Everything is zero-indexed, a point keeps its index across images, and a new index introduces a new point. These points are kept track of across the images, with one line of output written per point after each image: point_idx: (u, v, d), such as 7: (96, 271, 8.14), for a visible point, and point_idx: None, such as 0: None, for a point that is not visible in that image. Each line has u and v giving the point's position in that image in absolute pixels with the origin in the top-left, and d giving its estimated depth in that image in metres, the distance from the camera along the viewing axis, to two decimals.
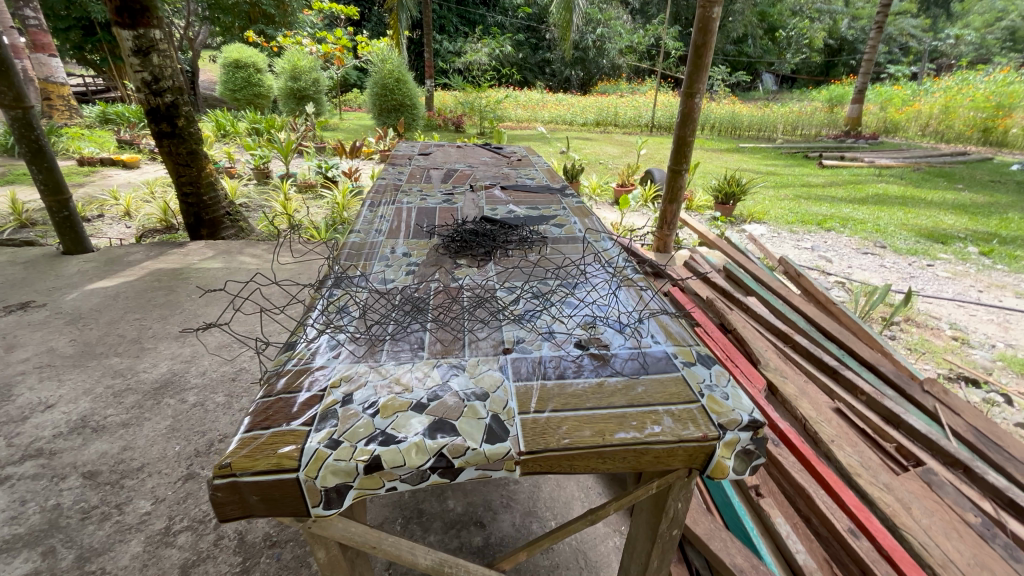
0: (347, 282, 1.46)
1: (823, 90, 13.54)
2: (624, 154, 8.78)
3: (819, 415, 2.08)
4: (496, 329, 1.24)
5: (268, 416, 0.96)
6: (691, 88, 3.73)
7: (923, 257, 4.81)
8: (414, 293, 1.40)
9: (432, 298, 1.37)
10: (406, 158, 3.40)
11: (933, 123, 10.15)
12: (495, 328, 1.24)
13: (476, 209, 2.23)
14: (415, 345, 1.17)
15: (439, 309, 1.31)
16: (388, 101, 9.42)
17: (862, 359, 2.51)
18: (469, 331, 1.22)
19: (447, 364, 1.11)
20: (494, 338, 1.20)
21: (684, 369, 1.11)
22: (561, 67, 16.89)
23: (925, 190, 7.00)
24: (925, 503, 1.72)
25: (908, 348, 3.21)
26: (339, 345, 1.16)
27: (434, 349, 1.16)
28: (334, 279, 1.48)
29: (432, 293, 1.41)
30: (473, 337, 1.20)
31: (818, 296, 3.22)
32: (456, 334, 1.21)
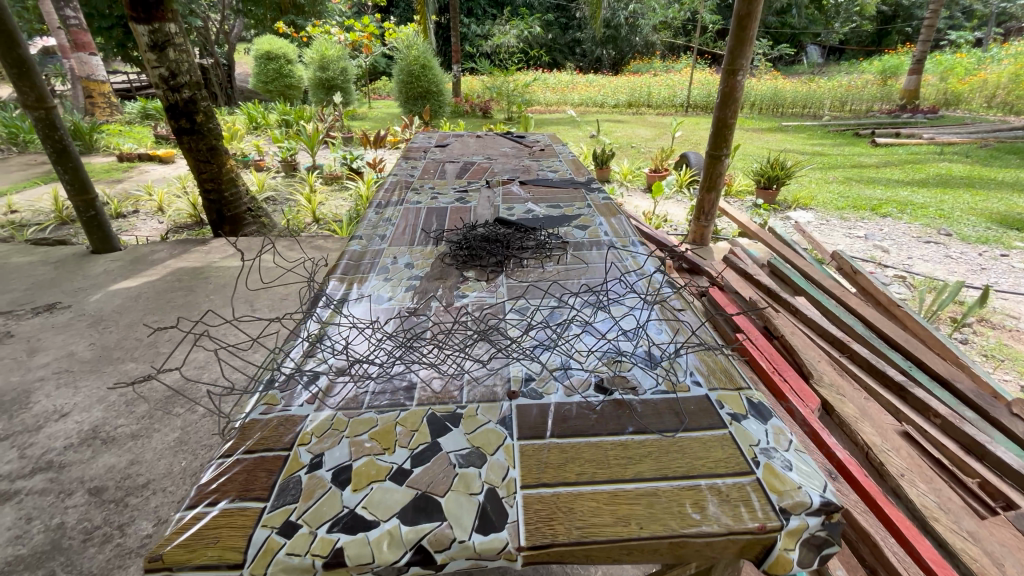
0: (339, 303, 1.30)
1: (876, 62, 12.54)
2: (658, 136, 8.34)
3: (883, 443, 1.81)
4: (502, 364, 1.05)
5: (217, 483, 0.79)
6: (733, 65, 3.37)
7: (995, 246, 4.30)
8: (412, 317, 1.23)
9: (433, 324, 1.20)
10: (422, 151, 3.22)
11: (1001, 93, 9.20)
12: (501, 363, 1.05)
13: (491, 209, 2.03)
14: (406, 386, 0.99)
15: (439, 337, 1.13)
16: (415, 88, 9.22)
17: (934, 374, 2.19)
18: (468, 369, 1.03)
19: (439, 414, 0.92)
20: (499, 377, 1.01)
21: (732, 425, 0.89)
22: (592, 46, 16.22)
23: (994, 169, 6.33)
24: (1019, 558, 1.45)
25: (984, 355, 2.82)
26: (318, 385, 1.00)
27: (428, 392, 0.98)
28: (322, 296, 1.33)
29: (433, 317, 1.23)
30: (476, 370, 1.03)
31: (878, 297, 2.86)
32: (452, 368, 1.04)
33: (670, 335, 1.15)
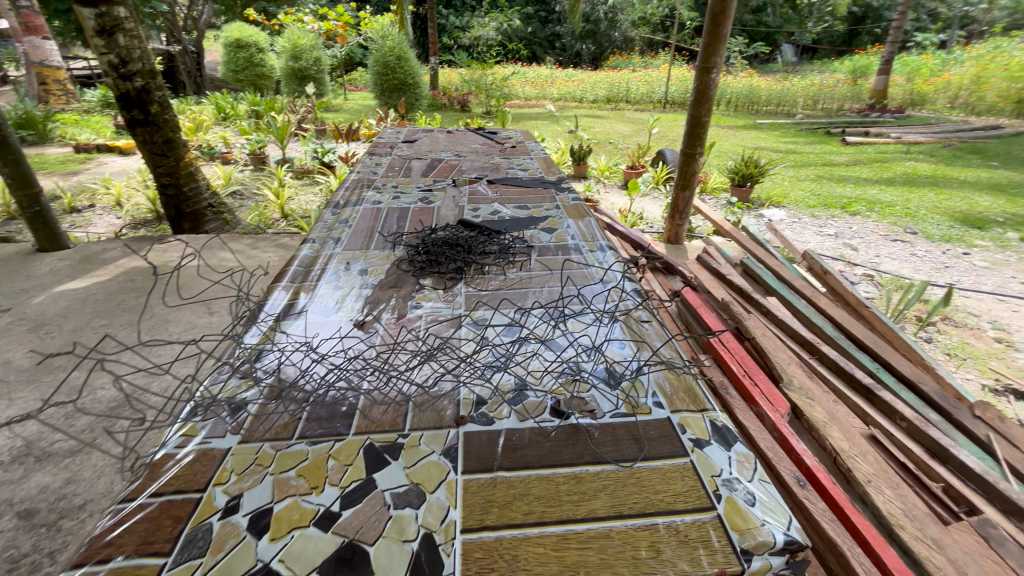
0: (283, 317, 1.20)
1: (847, 62, 12.78)
2: (636, 132, 8.31)
3: (851, 448, 1.80)
4: (453, 385, 0.97)
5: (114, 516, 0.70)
6: (707, 62, 3.34)
7: (957, 245, 4.40)
8: (360, 334, 1.14)
9: (382, 341, 1.11)
10: (388, 147, 3.09)
11: (962, 94, 9.48)
12: (452, 384, 0.97)
13: (455, 210, 1.95)
14: (345, 413, 0.91)
15: (387, 356, 1.05)
16: (391, 80, 8.92)
17: (900, 375, 2.20)
18: (416, 391, 0.95)
19: (378, 445, 0.84)
20: (449, 400, 0.94)
21: (693, 452, 0.83)
22: (571, 40, 16.02)
23: (957, 168, 6.49)
24: (983, 566, 1.44)
25: (947, 353, 2.84)
26: (247, 413, 0.91)
27: (370, 420, 0.89)
28: (262, 310, 1.23)
29: (384, 332, 1.14)
30: (422, 394, 0.95)
31: (846, 296, 2.87)
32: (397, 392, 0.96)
33: (634, 349, 1.09)
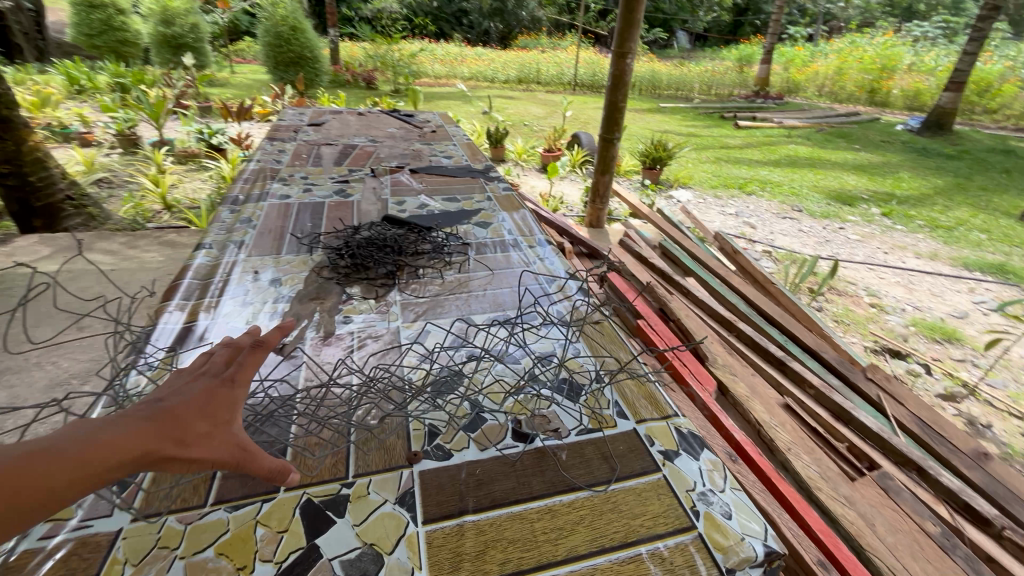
0: (175, 352, 1.03)
1: (734, 50, 13.81)
2: (549, 114, 8.33)
3: (771, 419, 1.94)
4: (400, 414, 0.87)
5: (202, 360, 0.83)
6: (622, 48, 3.38)
7: (834, 220, 4.95)
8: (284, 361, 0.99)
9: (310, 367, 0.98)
10: (291, 131, 2.78)
11: (828, 84, 10.67)
12: (399, 413, 0.87)
13: (378, 204, 1.80)
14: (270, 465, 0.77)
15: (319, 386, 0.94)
16: (284, 52, 8.07)
17: (805, 346, 2.41)
18: (356, 425, 0.85)
19: (317, 500, 0.73)
20: (397, 434, 0.84)
21: (665, 466, 0.80)
22: (479, 18, 15.48)
23: (829, 151, 7.30)
24: (886, 516, 1.61)
25: (835, 320, 3.19)
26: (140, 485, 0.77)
27: (307, 470, 0.78)
28: (147, 345, 1.05)
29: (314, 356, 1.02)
30: (364, 431, 0.84)
31: (754, 274, 3.09)
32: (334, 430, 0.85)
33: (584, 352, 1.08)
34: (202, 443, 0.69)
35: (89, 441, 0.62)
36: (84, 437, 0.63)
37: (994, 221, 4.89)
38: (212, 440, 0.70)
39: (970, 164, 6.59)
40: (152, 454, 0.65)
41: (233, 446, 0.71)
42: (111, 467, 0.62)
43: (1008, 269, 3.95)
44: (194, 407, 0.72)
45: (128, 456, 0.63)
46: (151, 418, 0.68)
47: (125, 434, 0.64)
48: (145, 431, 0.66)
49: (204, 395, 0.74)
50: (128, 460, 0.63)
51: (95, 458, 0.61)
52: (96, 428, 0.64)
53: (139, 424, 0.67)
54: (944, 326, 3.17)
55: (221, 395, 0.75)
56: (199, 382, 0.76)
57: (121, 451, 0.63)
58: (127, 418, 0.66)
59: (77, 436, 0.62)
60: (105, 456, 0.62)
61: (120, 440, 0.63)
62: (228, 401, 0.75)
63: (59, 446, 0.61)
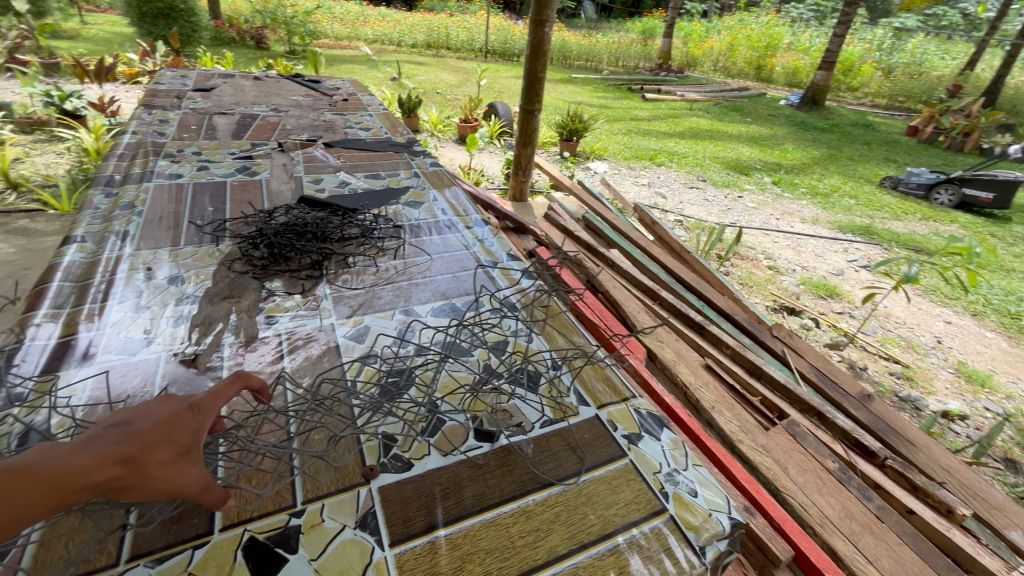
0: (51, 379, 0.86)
1: (637, 24, 14.20)
2: (462, 82, 8.03)
3: (696, 380, 2.08)
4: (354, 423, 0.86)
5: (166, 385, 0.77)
6: (540, 16, 3.30)
7: (734, 189, 5.36)
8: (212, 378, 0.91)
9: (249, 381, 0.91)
10: (172, 98, 2.39)
11: (721, 59, 11.37)
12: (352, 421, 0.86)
13: (292, 182, 1.63)
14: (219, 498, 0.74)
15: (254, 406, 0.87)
16: (150, 1, 6.91)
17: (720, 309, 2.60)
18: (307, 438, 0.83)
19: (277, 533, 0.70)
20: (352, 446, 0.83)
21: (631, 451, 0.88)
22: None
23: (726, 123, 7.83)
24: (796, 458, 1.80)
25: (740, 283, 3.48)
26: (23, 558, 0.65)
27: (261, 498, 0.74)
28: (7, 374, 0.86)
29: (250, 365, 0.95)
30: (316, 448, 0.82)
31: (672, 244, 3.22)
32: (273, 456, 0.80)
33: (526, 341, 1.12)
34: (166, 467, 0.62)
35: (49, 462, 0.56)
36: (49, 458, 0.57)
37: (860, 188, 5.58)
38: (178, 466, 0.63)
39: (839, 137, 7.43)
40: (114, 481, 0.58)
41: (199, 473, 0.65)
42: (72, 494, 0.55)
43: (873, 230, 4.54)
44: (164, 427, 0.65)
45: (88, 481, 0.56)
46: (116, 438, 0.62)
47: (88, 459, 0.58)
48: (108, 450, 0.60)
49: (174, 418, 0.67)
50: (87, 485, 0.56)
51: (58, 480, 0.55)
52: (57, 449, 0.58)
53: (102, 444, 0.60)
54: (827, 283, 3.59)
55: (194, 418, 0.69)
56: (169, 403, 0.70)
57: (82, 475, 0.56)
58: (90, 442, 0.60)
59: (38, 461, 0.55)
60: (64, 479, 0.55)
61: (84, 466, 0.57)
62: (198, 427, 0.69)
63: (19, 467, 0.55)
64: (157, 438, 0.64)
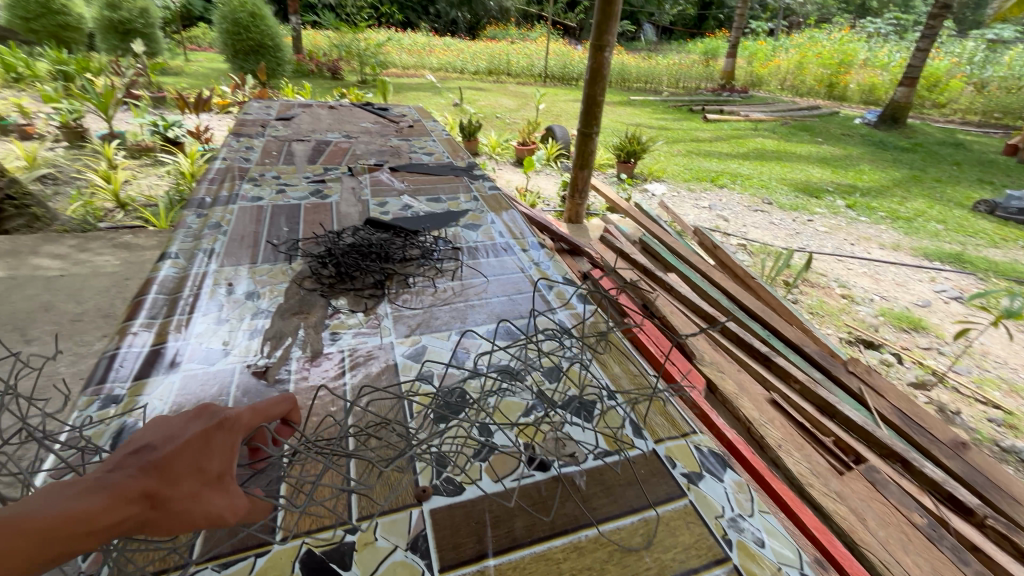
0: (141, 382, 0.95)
1: (699, 45, 13.99)
2: (520, 107, 8.20)
3: (760, 416, 1.95)
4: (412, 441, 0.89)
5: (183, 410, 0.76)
6: (601, 41, 3.33)
7: (803, 213, 5.07)
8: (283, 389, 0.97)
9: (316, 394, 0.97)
10: (258, 126, 2.62)
11: (790, 78, 10.92)
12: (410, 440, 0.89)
13: (359, 205, 1.72)
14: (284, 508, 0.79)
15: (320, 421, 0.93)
16: (243, 40, 7.66)
17: (788, 340, 2.43)
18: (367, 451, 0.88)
19: (338, 546, 0.74)
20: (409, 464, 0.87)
21: (690, 491, 0.86)
22: (446, 7, 14.17)
23: (794, 144, 7.46)
24: (875, 509, 1.64)
25: (810, 312, 3.26)
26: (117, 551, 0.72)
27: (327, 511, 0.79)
28: (107, 377, 0.95)
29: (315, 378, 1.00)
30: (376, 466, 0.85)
31: (735, 270, 3.06)
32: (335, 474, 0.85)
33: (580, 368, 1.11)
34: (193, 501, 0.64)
35: (77, 496, 0.56)
36: (74, 497, 0.55)
37: (949, 212, 5.10)
38: (206, 499, 0.64)
39: (924, 157, 6.88)
40: (141, 516, 0.59)
41: (225, 504, 0.67)
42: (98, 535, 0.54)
43: (965, 258, 4.13)
44: (192, 457, 0.66)
45: (119, 516, 0.57)
46: (141, 470, 0.62)
47: (115, 497, 0.57)
48: (134, 482, 0.60)
49: (201, 447, 0.68)
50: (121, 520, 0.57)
51: (87, 519, 0.54)
52: (78, 483, 0.58)
53: (128, 474, 0.61)
54: (911, 315, 3.29)
55: (220, 445, 0.70)
56: (194, 430, 0.70)
57: (111, 513, 0.56)
58: (114, 479, 0.59)
59: (63, 498, 0.54)
60: (92, 517, 0.54)
61: (112, 504, 0.56)
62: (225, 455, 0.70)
63: (40, 506, 0.53)
64: (184, 468, 0.65)
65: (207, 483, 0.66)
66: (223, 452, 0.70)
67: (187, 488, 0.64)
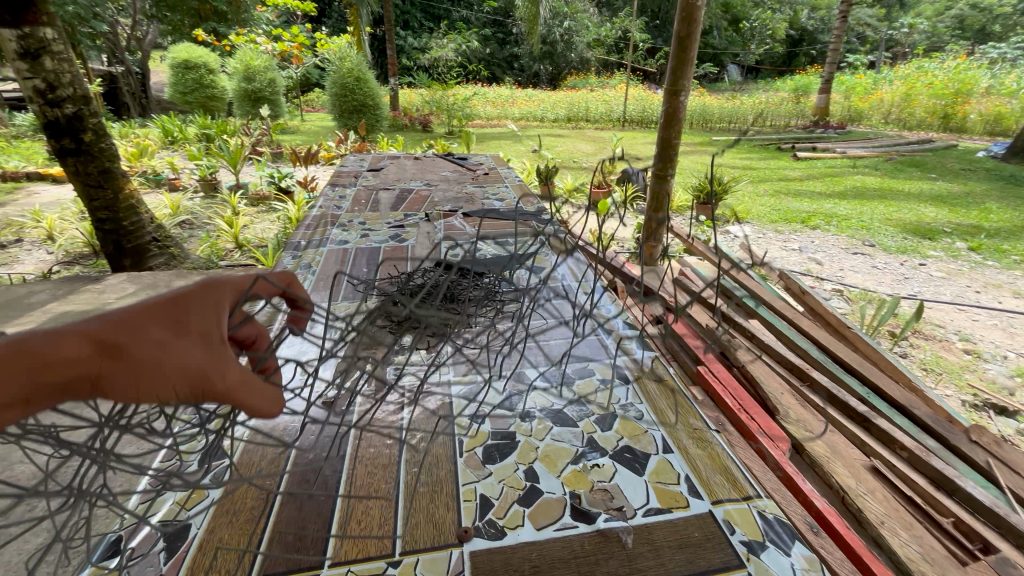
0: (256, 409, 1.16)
1: (789, 82, 13.44)
2: (598, 151, 8.30)
3: (858, 485, 1.73)
4: (482, 475, 1.14)
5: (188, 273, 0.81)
6: (676, 85, 3.35)
7: (913, 256, 4.54)
8: (378, 421, 1.26)
9: (412, 420, 1.26)
10: (352, 177, 2.91)
11: (895, 111, 10.06)
12: (481, 473, 1.14)
13: (431, 247, 1.84)
14: (363, 528, 1.01)
15: (377, 452, 1.19)
16: (349, 101, 8.63)
17: (891, 400, 2.15)
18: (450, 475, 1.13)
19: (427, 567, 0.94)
20: (472, 493, 1.09)
21: (747, 556, 0.96)
22: (529, 61, 15.03)
23: (901, 181, 6.79)
24: None
25: (923, 369, 2.86)
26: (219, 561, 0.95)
27: (403, 539, 0.99)
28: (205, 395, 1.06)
29: (408, 407, 1.30)
30: (455, 502, 1.07)
31: (826, 316, 2.76)
32: (388, 509, 1.05)
33: (634, 418, 1.31)
34: (154, 355, 0.67)
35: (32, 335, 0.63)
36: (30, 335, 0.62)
37: None
38: (171, 351, 0.68)
39: None
40: (96, 363, 0.65)
41: (203, 364, 0.69)
42: (50, 375, 0.62)
43: None
44: (159, 313, 0.70)
45: (75, 356, 0.64)
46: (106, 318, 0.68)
47: (66, 340, 0.63)
48: (95, 327, 0.66)
49: (172, 307, 0.71)
50: (72, 361, 0.63)
51: (37, 360, 0.61)
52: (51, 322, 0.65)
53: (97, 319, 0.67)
54: None
55: (196, 305, 0.72)
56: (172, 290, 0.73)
57: (65, 361, 0.63)
58: (75, 323, 0.65)
59: (17, 336, 0.62)
60: (41, 357, 0.62)
61: (62, 349, 0.63)
62: (199, 315, 0.72)
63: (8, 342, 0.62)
64: (151, 320, 0.69)
65: (177, 337, 0.69)
66: (199, 309, 0.72)
67: (147, 341, 0.67)
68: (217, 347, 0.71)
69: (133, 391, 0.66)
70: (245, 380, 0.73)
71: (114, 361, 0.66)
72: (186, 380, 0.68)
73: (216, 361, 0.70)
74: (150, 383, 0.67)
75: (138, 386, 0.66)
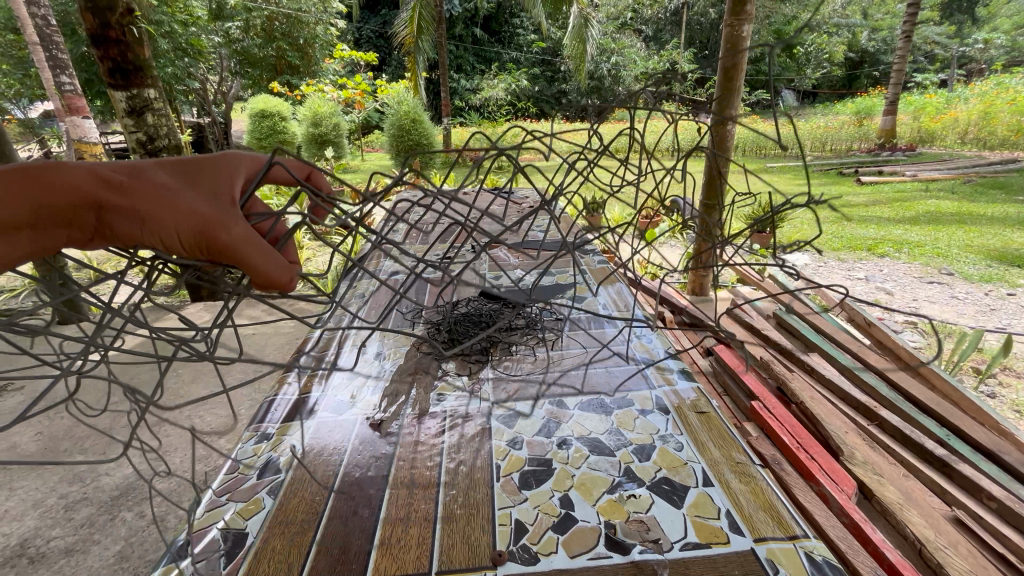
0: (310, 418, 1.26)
1: (850, 105, 12.89)
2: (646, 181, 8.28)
3: (937, 538, 1.57)
4: (517, 501, 1.14)
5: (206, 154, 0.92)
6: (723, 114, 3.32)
7: (1000, 285, 4.15)
8: (421, 440, 1.33)
9: (452, 441, 1.33)
10: None
11: (972, 130, 9.32)
12: (516, 499, 1.15)
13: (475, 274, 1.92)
14: (402, 544, 1.04)
15: (417, 473, 1.23)
16: (405, 141, 9.17)
17: (975, 443, 1.95)
18: (483, 498, 1.15)
19: None
20: (507, 519, 1.10)
21: None
22: (578, 97, 15.33)
23: (983, 205, 6.26)
24: None
25: (1016, 410, 2.58)
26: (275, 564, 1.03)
27: (440, 560, 1.01)
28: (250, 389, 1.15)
29: (449, 429, 1.37)
30: (488, 528, 1.07)
31: (898, 350, 2.54)
32: (427, 529, 1.08)
33: (674, 448, 1.29)
34: (155, 195, 0.77)
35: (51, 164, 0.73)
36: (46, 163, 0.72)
37: None
38: (173, 196, 0.77)
39: None
40: (106, 195, 0.75)
41: (206, 212, 0.78)
42: (62, 197, 0.72)
43: None
44: (164, 166, 0.79)
45: (82, 183, 0.73)
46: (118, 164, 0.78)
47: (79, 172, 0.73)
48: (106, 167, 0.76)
49: (182, 165, 0.81)
50: (78, 187, 0.73)
51: (50, 180, 0.71)
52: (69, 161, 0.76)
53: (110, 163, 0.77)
54: None
55: (201, 165, 0.82)
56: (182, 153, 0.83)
57: (74, 187, 0.73)
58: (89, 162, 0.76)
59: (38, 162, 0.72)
60: (54, 179, 0.72)
61: (73, 176, 0.73)
62: (204, 173, 0.81)
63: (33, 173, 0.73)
64: (160, 170, 0.79)
65: (183, 187, 0.79)
66: (202, 168, 0.82)
67: (149, 181, 0.77)
68: (218, 198, 0.81)
69: (137, 226, 0.76)
70: (246, 235, 0.80)
71: (117, 193, 0.75)
72: (186, 219, 0.77)
73: (218, 210, 0.80)
74: (149, 218, 0.76)
75: (142, 221, 0.76)
